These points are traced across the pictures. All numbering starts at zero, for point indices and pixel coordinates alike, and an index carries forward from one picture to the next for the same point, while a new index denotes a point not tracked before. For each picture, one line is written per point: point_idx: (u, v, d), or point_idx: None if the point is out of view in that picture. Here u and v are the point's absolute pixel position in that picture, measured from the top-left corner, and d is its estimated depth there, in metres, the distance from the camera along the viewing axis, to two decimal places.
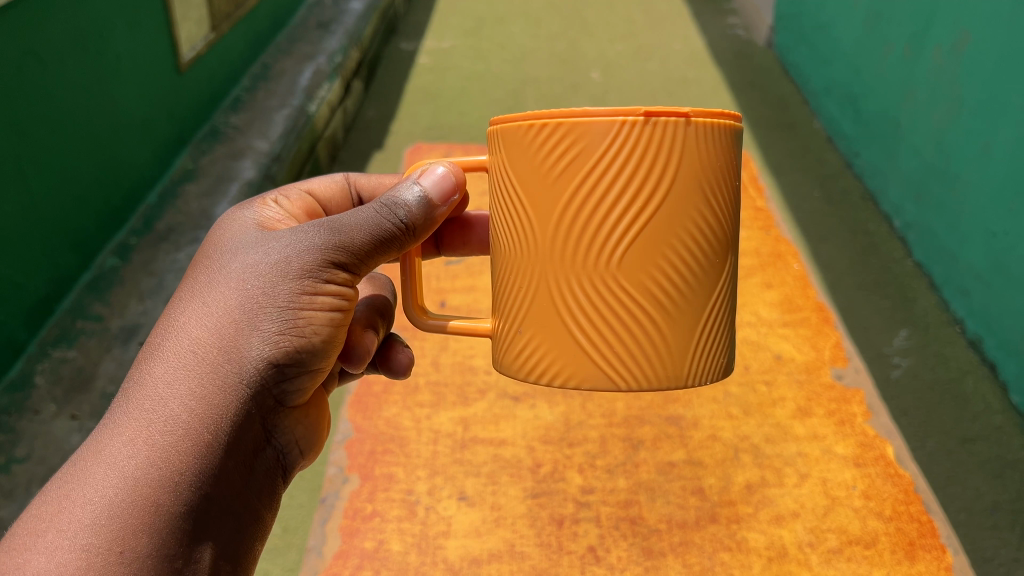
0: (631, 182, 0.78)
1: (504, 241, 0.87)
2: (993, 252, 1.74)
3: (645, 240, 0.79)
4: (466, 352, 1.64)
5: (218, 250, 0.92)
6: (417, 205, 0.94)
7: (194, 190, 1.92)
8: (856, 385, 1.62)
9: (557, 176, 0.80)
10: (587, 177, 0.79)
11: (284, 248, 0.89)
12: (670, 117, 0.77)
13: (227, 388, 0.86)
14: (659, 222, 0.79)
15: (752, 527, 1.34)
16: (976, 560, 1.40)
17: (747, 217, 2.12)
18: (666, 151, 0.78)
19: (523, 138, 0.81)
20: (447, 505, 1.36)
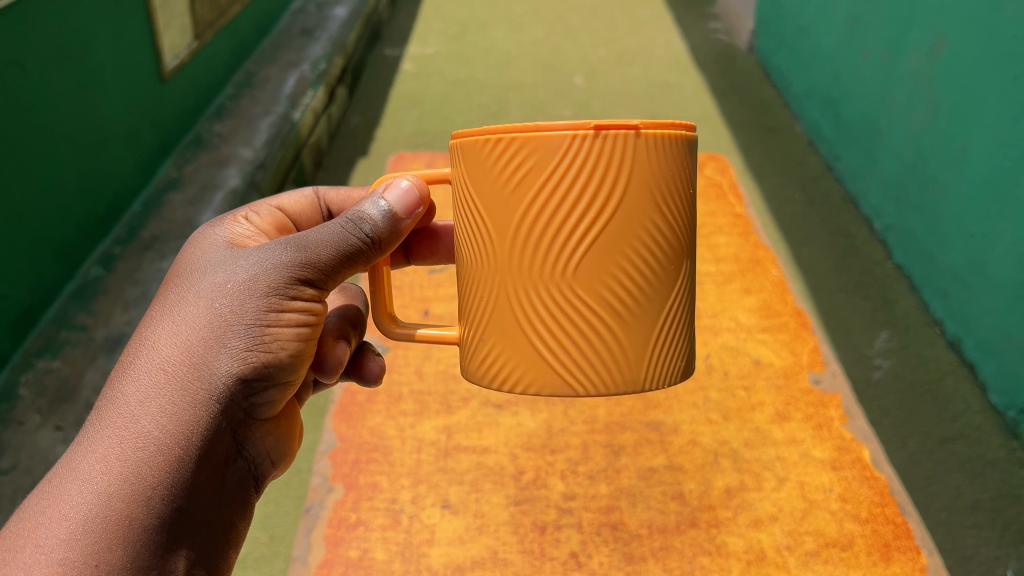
0: (588, 196, 0.80)
1: (469, 255, 0.89)
2: (971, 253, 1.77)
3: (605, 253, 0.81)
4: (451, 360, 1.65)
5: (188, 269, 0.93)
6: (381, 219, 0.95)
7: (178, 199, 1.92)
8: (833, 390, 1.64)
9: (515, 191, 0.82)
10: (545, 192, 0.81)
11: (252, 266, 0.90)
12: (619, 131, 0.79)
13: (198, 404, 0.87)
14: (615, 236, 0.81)
15: (732, 532, 1.36)
16: (956, 559, 1.42)
17: (726, 222, 2.13)
18: (617, 163, 0.79)
19: (481, 153, 0.83)
20: (431, 513, 1.37)
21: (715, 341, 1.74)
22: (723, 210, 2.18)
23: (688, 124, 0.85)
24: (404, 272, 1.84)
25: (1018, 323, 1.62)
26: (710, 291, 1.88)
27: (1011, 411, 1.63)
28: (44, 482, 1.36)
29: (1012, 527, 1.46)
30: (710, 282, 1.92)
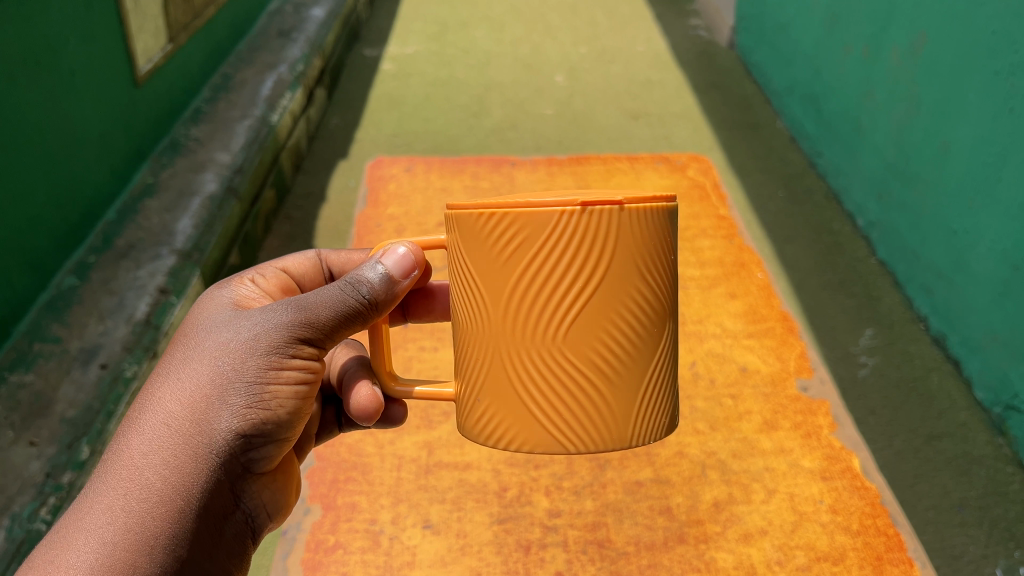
0: (578, 260, 0.78)
1: (465, 317, 0.85)
2: (954, 250, 1.76)
3: (603, 315, 0.79)
4: (431, 372, 1.61)
5: (192, 328, 0.92)
6: (379, 282, 0.91)
7: (154, 206, 1.87)
8: (821, 397, 1.62)
9: (509, 261, 0.79)
10: (540, 258, 0.78)
11: (253, 326, 0.89)
12: (605, 206, 0.77)
13: (198, 458, 0.86)
14: (610, 297, 0.79)
15: (720, 547, 1.34)
16: (944, 559, 1.41)
17: (710, 224, 2.10)
18: (603, 236, 0.78)
19: (474, 226, 0.81)
20: (412, 534, 1.34)
21: (700, 348, 1.72)
22: (707, 212, 2.15)
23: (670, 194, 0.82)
24: None
25: (1002, 319, 1.61)
26: (695, 297, 1.86)
27: (997, 407, 1.61)
28: (17, 501, 1.30)
29: (1000, 526, 1.45)
30: (695, 286, 1.89)
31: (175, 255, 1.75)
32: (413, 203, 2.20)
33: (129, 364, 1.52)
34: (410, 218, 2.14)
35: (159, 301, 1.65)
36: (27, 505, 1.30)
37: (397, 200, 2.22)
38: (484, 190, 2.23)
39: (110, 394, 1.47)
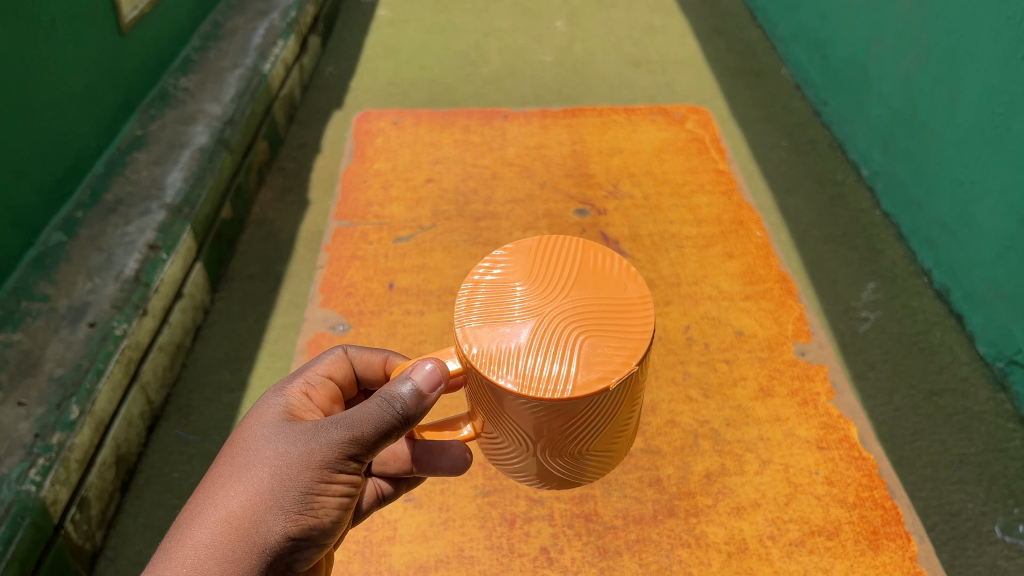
0: (600, 410, 0.70)
1: (485, 418, 0.78)
2: (960, 202, 1.70)
3: (613, 424, 0.74)
4: (416, 337, 1.62)
5: (249, 435, 0.83)
6: (412, 402, 0.77)
7: (142, 159, 1.79)
8: (819, 362, 1.59)
9: (537, 415, 0.70)
10: (568, 415, 0.70)
11: (311, 435, 0.80)
12: (624, 373, 0.67)
13: (249, 565, 0.77)
14: (618, 415, 0.73)
15: (711, 521, 1.31)
16: (942, 515, 1.36)
17: (709, 179, 2.05)
18: (622, 391, 0.70)
19: (498, 390, 0.69)
20: (393, 508, 1.31)
21: (695, 311, 1.67)
22: (705, 166, 2.10)
23: (640, 292, 0.72)
24: (369, 243, 1.86)
25: (1006, 274, 1.56)
26: (691, 256, 1.80)
27: (1000, 361, 1.57)
28: (5, 462, 1.20)
29: (999, 483, 1.41)
30: (691, 245, 1.83)
31: (166, 210, 1.67)
32: (401, 156, 2.14)
33: (119, 323, 1.44)
34: (397, 173, 2.08)
35: (149, 258, 1.56)
36: (15, 467, 1.20)
37: (385, 155, 2.16)
38: (475, 143, 2.16)
39: (99, 352, 1.38)
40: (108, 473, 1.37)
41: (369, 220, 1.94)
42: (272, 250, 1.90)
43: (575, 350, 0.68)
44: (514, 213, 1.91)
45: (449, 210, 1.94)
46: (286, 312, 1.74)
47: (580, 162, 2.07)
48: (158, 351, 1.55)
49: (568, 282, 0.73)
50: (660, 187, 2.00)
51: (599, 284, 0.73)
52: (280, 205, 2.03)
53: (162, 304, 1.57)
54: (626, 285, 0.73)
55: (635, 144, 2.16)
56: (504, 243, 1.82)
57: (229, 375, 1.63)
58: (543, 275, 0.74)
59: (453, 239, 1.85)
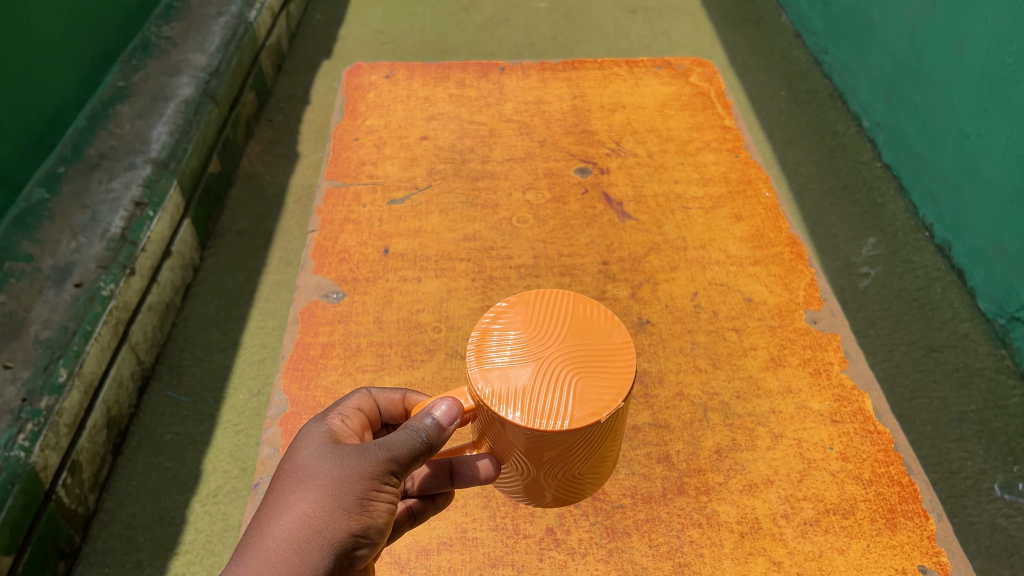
0: (589, 442, 0.68)
1: (486, 441, 0.75)
2: (964, 156, 1.66)
3: (602, 453, 0.72)
4: (414, 307, 1.50)
5: (293, 462, 0.76)
6: (432, 434, 0.74)
7: (126, 112, 1.72)
8: (831, 330, 1.44)
9: (532, 444, 0.68)
10: (561, 446, 0.67)
11: (359, 452, 0.75)
12: (612, 408, 0.65)
13: None
14: (606, 445, 0.71)
15: (723, 499, 1.19)
16: (940, 473, 1.35)
17: (714, 137, 1.93)
18: (610, 423, 0.67)
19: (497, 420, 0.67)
20: None
21: (702, 276, 1.55)
22: (711, 123, 1.97)
23: (621, 332, 0.70)
24: (361, 205, 1.73)
25: (1011, 229, 1.52)
26: (697, 218, 1.69)
27: (1001, 318, 1.54)
28: None
29: (999, 441, 1.38)
30: (698, 207, 1.71)
31: (151, 164, 1.60)
32: (394, 113, 2.03)
33: (106, 284, 1.38)
34: (391, 131, 1.97)
35: (135, 216, 1.50)
36: (3, 433, 1.15)
37: (377, 111, 2.04)
38: (470, 98, 2.07)
39: (86, 314, 1.33)
40: (99, 437, 1.32)
41: (362, 179, 1.81)
42: (263, 205, 1.84)
43: (568, 387, 0.66)
44: (513, 172, 1.82)
45: (445, 168, 1.84)
46: (278, 269, 1.69)
47: (581, 118, 1.99)
48: (147, 310, 1.49)
49: (557, 323, 0.70)
50: (665, 145, 1.89)
51: (585, 324, 0.70)
52: (269, 158, 1.97)
53: (150, 263, 1.51)
54: (611, 324, 0.70)
55: (638, 98, 2.06)
56: (502, 204, 1.73)
57: (220, 335, 1.57)
58: (535, 316, 0.71)
59: (449, 201, 1.74)
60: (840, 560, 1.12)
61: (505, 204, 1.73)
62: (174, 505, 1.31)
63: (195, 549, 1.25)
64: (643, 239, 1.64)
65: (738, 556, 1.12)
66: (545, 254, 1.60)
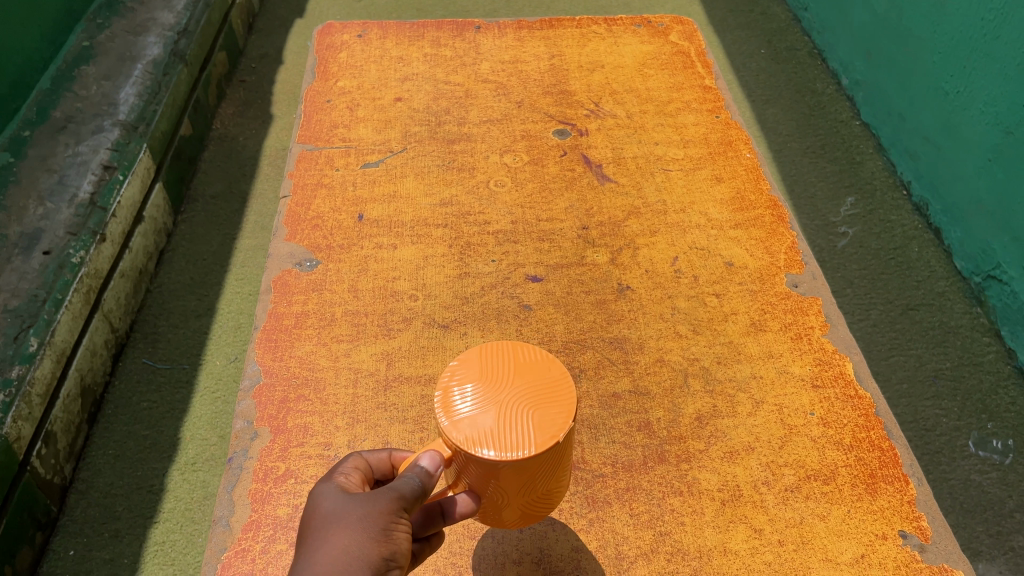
0: (551, 466, 0.69)
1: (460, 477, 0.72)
2: (943, 113, 1.64)
3: (560, 474, 0.73)
4: (390, 274, 1.47)
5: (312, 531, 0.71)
6: (427, 474, 0.70)
7: (91, 73, 1.66)
8: (813, 294, 1.43)
9: (500, 477, 0.68)
10: (526, 473, 0.68)
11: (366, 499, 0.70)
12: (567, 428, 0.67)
13: None
14: (563, 468, 0.72)
15: (703, 466, 1.19)
16: (917, 432, 1.35)
17: (694, 96, 1.90)
18: (565, 444, 0.69)
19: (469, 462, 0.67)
20: None
21: (683, 241, 1.54)
22: (691, 82, 1.94)
23: (555, 361, 0.71)
24: (335, 169, 1.69)
25: (990, 186, 1.52)
26: (677, 181, 1.67)
27: (978, 277, 1.55)
28: None
29: (974, 397, 1.39)
30: (677, 168, 1.70)
31: (119, 127, 1.55)
32: (367, 72, 1.97)
33: (76, 251, 1.34)
34: (364, 92, 1.91)
35: (104, 180, 1.46)
36: None
37: (350, 71, 1.97)
38: (446, 58, 2.02)
39: (56, 282, 1.29)
40: (74, 406, 1.29)
41: (335, 142, 1.77)
42: (236, 168, 1.80)
43: (524, 417, 0.67)
44: (490, 134, 1.79)
45: (420, 131, 1.80)
46: (253, 234, 1.66)
47: (558, 78, 1.95)
48: (120, 277, 1.46)
49: (501, 364, 0.71)
50: (644, 106, 1.87)
51: (527, 360, 0.71)
52: (241, 119, 1.92)
53: (121, 229, 1.46)
54: (547, 358, 0.72)
55: (617, 57, 2.02)
56: (479, 167, 1.70)
57: (195, 302, 1.54)
58: (481, 361, 0.71)
59: (425, 164, 1.71)
60: (821, 526, 1.12)
61: (482, 167, 1.70)
62: (153, 473, 1.29)
63: (175, 517, 1.24)
64: (623, 202, 1.62)
65: (719, 524, 1.12)
66: (523, 219, 1.58)
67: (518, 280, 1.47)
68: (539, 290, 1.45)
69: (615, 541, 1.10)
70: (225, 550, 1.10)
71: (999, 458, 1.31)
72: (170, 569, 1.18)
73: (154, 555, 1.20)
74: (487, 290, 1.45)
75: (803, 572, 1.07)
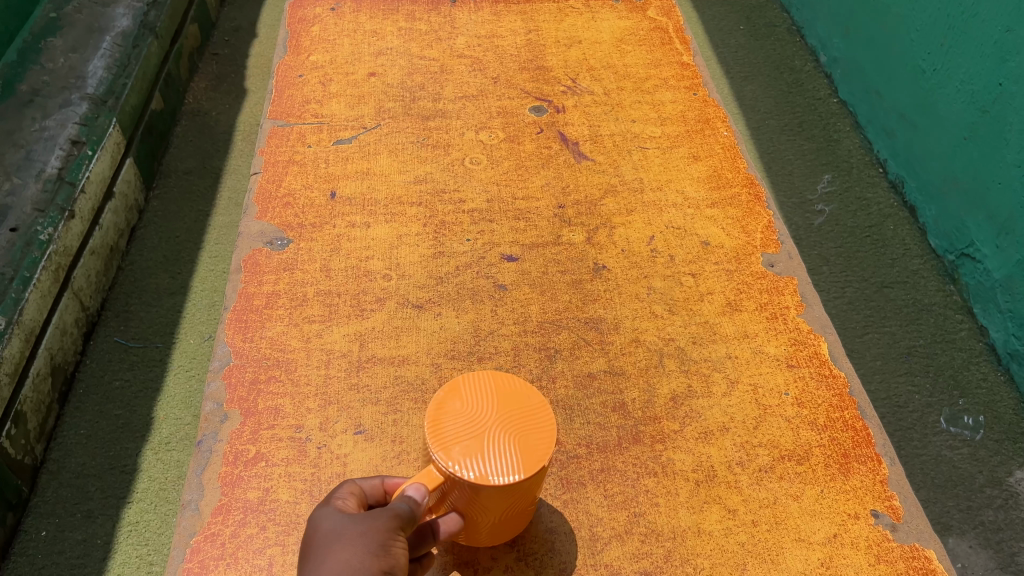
0: (528, 485, 0.87)
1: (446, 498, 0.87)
2: (920, 91, 1.65)
3: (528, 492, 0.91)
4: (363, 253, 1.45)
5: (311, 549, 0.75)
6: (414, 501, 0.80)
7: (59, 45, 1.62)
8: (789, 274, 1.43)
9: (487, 496, 0.85)
10: (510, 492, 0.86)
11: (364, 517, 0.76)
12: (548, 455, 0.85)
13: None
14: (533, 486, 0.90)
15: (678, 447, 1.19)
16: (889, 410, 1.36)
17: (673, 73, 1.88)
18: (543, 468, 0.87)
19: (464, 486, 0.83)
20: (342, 442, 1.18)
21: (659, 220, 1.53)
22: (669, 58, 1.92)
23: (534, 395, 0.89)
24: (306, 146, 1.66)
25: (965, 165, 1.52)
26: (654, 159, 1.66)
27: (951, 255, 1.55)
28: None
29: (945, 374, 1.41)
30: (655, 146, 1.69)
31: (88, 101, 1.52)
32: (340, 47, 1.93)
33: (44, 228, 1.31)
34: (337, 66, 1.87)
35: (72, 156, 1.42)
36: None
37: (322, 45, 1.93)
38: (420, 32, 1.98)
39: (23, 260, 1.26)
40: (44, 386, 1.27)
41: (307, 118, 1.74)
42: (208, 143, 1.77)
43: (513, 447, 0.84)
44: (466, 111, 1.76)
45: (395, 107, 1.77)
46: (225, 211, 1.63)
47: (535, 54, 1.93)
48: (90, 255, 1.43)
49: (485, 395, 0.87)
50: (622, 82, 1.85)
51: (506, 390, 0.88)
52: (213, 94, 1.88)
53: (91, 205, 1.43)
54: (528, 391, 0.89)
55: (595, 33, 2.00)
56: (454, 144, 1.68)
57: (167, 280, 1.51)
58: (466, 393, 0.87)
59: (399, 141, 1.68)
60: (795, 506, 1.13)
61: (457, 144, 1.68)
62: (126, 453, 1.28)
63: (148, 498, 1.23)
64: (599, 180, 1.61)
65: (692, 505, 1.12)
66: (498, 197, 1.57)
67: (493, 259, 1.45)
68: (514, 270, 1.43)
69: (590, 522, 1.10)
70: (196, 534, 1.09)
71: (969, 434, 1.33)
72: (143, 550, 1.17)
73: (127, 535, 1.19)
74: (462, 270, 1.43)
75: (777, 551, 1.08)
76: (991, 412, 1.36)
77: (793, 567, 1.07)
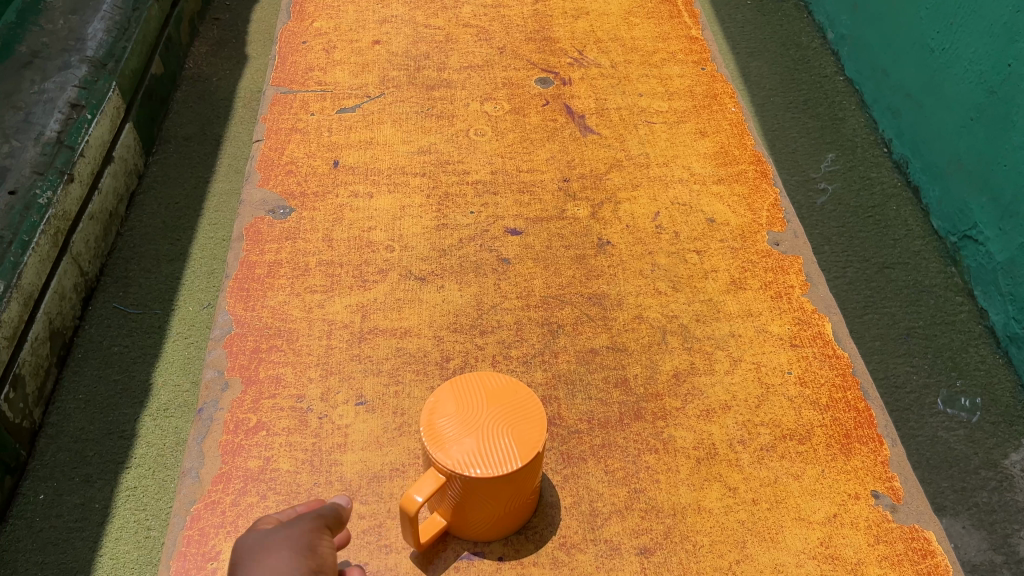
0: (530, 473, 0.91)
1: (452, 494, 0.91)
2: (927, 71, 1.63)
3: (531, 481, 0.94)
4: (366, 224, 1.45)
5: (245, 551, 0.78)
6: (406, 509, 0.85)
7: (58, 6, 1.60)
8: (794, 253, 1.43)
9: (491, 488, 0.89)
10: (512, 483, 0.89)
11: (286, 524, 0.81)
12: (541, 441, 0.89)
13: None
14: (535, 474, 0.93)
15: (679, 424, 1.19)
16: (887, 390, 1.36)
17: (681, 47, 1.86)
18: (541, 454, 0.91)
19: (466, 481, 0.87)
20: (343, 413, 1.18)
21: (665, 196, 1.52)
22: (677, 32, 1.90)
23: (519, 387, 0.93)
24: (309, 114, 1.65)
25: (971, 146, 1.51)
26: (660, 134, 1.64)
27: (954, 236, 1.54)
28: None
29: (945, 354, 1.41)
30: (661, 121, 1.67)
31: (88, 64, 1.49)
32: (345, 13, 1.91)
33: (43, 191, 1.30)
34: (341, 34, 1.85)
35: (71, 119, 1.41)
36: None
37: (326, 12, 1.91)
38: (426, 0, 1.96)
39: (22, 223, 1.25)
40: (42, 349, 1.26)
41: (311, 86, 1.72)
42: (209, 109, 1.75)
43: (507, 438, 0.88)
44: (471, 81, 1.74)
45: (399, 75, 1.75)
46: (227, 177, 1.62)
47: (542, 25, 1.90)
48: (89, 220, 1.42)
49: (474, 394, 0.92)
50: (629, 55, 1.83)
51: (492, 386, 0.92)
52: (215, 59, 1.86)
53: (90, 169, 1.42)
54: (514, 385, 0.93)
55: (603, 5, 1.97)
56: (459, 115, 1.66)
57: (168, 246, 1.50)
58: (457, 394, 0.92)
59: (403, 110, 1.67)
60: (795, 486, 1.13)
61: (462, 115, 1.66)
62: (124, 418, 1.27)
63: (147, 463, 1.22)
64: (605, 154, 1.59)
65: (693, 482, 1.13)
66: (503, 169, 1.55)
67: (497, 232, 1.44)
68: (518, 244, 1.43)
69: (590, 497, 1.11)
70: (195, 503, 1.09)
71: (966, 415, 1.33)
72: (142, 514, 1.17)
73: (127, 499, 1.19)
74: (465, 243, 1.42)
75: (776, 530, 1.08)
76: (990, 394, 1.36)
77: (791, 546, 1.07)
